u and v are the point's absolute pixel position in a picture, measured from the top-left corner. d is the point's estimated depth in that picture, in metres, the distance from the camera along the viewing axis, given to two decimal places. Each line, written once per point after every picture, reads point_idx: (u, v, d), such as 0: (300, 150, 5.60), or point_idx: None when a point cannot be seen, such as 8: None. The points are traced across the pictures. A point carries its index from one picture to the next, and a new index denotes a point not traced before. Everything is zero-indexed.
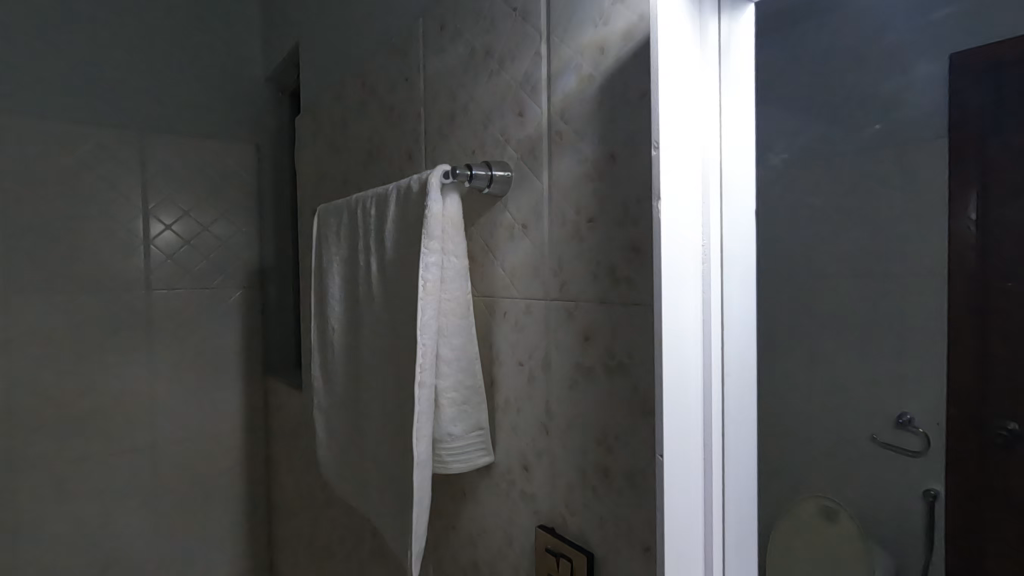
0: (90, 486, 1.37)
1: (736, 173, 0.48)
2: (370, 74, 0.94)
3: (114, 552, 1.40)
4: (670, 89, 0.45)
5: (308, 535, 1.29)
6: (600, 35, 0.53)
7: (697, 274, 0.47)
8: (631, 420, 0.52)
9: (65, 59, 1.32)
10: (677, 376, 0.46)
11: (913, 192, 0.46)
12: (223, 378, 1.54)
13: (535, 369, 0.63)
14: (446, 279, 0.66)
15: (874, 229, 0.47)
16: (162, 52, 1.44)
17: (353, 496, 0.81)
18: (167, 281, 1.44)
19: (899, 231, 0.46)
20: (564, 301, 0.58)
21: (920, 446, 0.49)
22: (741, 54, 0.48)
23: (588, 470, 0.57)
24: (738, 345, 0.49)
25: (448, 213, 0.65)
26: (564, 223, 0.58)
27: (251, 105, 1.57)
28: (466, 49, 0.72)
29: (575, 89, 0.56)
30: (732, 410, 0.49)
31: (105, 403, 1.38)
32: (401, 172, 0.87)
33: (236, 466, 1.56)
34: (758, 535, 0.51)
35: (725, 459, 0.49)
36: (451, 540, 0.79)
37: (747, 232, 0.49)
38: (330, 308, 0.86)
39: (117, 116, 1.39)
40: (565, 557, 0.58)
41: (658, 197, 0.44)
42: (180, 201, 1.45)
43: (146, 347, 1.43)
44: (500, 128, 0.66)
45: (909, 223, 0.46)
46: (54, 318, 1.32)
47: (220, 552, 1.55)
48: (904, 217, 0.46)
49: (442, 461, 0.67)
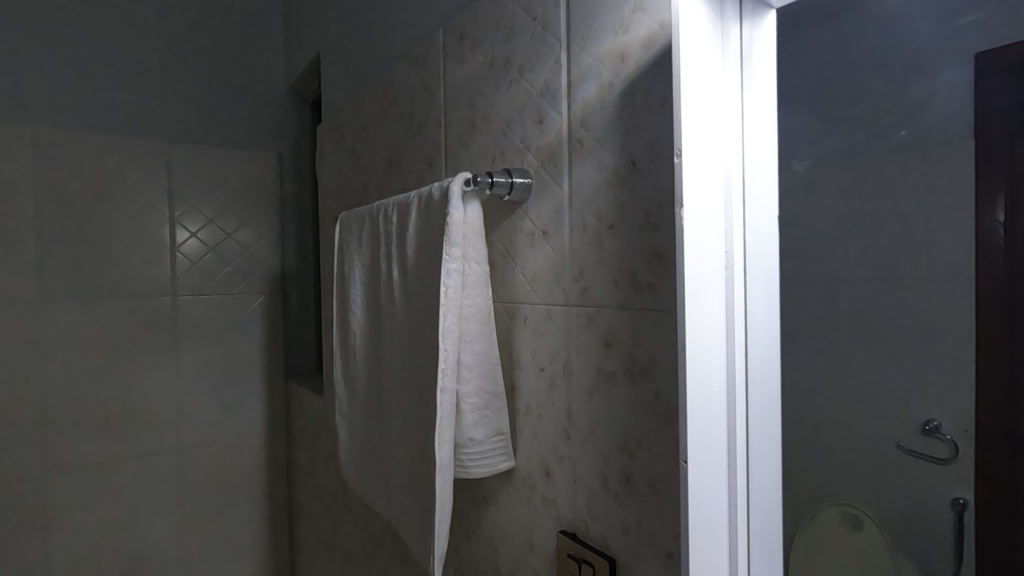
0: (118, 488, 1.40)
1: (757, 181, 0.48)
2: (390, 83, 0.95)
3: (141, 552, 1.43)
4: (694, 96, 0.45)
5: (330, 538, 1.31)
6: (621, 44, 0.53)
7: (720, 281, 0.47)
8: (653, 426, 0.52)
9: (95, 72, 1.37)
10: (701, 384, 0.46)
11: (940, 196, 0.46)
12: (246, 382, 1.57)
13: (556, 375, 0.63)
14: (467, 285, 0.67)
15: (904, 235, 0.47)
16: (188, 65, 1.48)
17: (374, 501, 0.82)
18: (192, 287, 1.48)
19: (928, 235, 0.46)
20: (585, 307, 0.59)
21: (949, 453, 0.48)
22: (762, 62, 0.48)
23: (610, 476, 0.57)
24: (760, 353, 0.49)
25: (468, 220, 0.66)
26: (585, 229, 0.58)
27: (273, 115, 1.61)
28: (486, 57, 0.73)
29: (595, 97, 0.56)
30: (756, 416, 0.49)
31: (133, 406, 1.42)
32: (422, 179, 0.88)
33: (259, 470, 1.59)
34: (784, 537, 0.50)
35: (750, 466, 0.49)
36: (472, 544, 0.79)
37: (769, 238, 0.48)
38: (352, 314, 0.87)
39: (145, 127, 1.43)
40: (587, 563, 0.58)
41: (681, 205, 0.44)
42: (204, 209, 1.49)
43: (172, 352, 1.46)
44: (521, 135, 0.67)
45: (938, 227, 0.46)
46: (85, 323, 1.36)
47: (244, 554, 1.57)
48: (932, 219, 0.46)
49: (463, 466, 0.68)
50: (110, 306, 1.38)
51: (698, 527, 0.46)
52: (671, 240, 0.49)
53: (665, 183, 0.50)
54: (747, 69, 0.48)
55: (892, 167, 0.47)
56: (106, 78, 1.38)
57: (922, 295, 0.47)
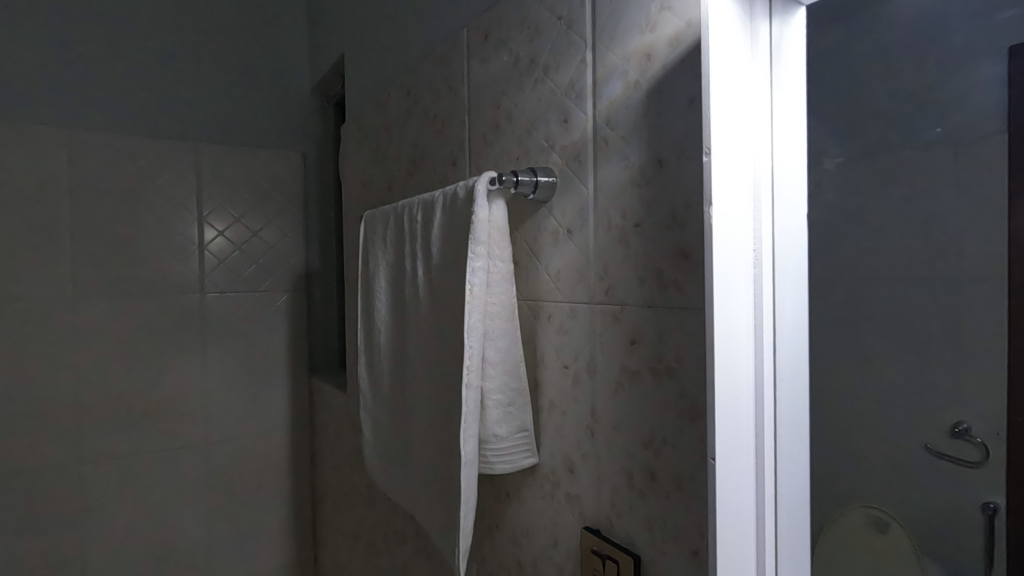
0: (149, 480, 1.44)
1: (786, 180, 0.47)
2: (414, 83, 0.97)
3: (171, 543, 1.47)
4: (723, 95, 0.44)
5: (353, 532, 1.33)
6: (647, 42, 0.53)
7: (748, 279, 0.47)
8: (678, 423, 0.52)
9: (127, 76, 1.41)
10: (728, 383, 0.46)
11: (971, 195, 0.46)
12: (272, 378, 1.60)
13: (580, 372, 0.63)
14: (492, 283, 0.68)
15: (926, 229, 0.47)
16: (215, 67, 1.52)
17: (399, 495, 0.84)
18: (219, 285, 1.51)
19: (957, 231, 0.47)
20: (609, 305, 0.59)
21: (978, 456, 0.48)
22: (792, 59, 0.47)
23: (634, 473, 0.57)
24: (789, 350, 0.48)
25: (493, 218, 0.67)
26: (610, 227, 0.58)
27: (298, 115, 1.64)
28: (510, 58, 0.73)
29: (620, 95, 0.57)
30: (783, 414, 0.48)
31: (164, 400, 1.46)
32: (446, 179, 0.89)
33: (283, 464, 1.62)
34: (812, 522, 0.49)
35: (777, 464, 0.48)
36: (495, 539, 0.80)
37: (797, 233, 0.48)
38: (377, 311, 0.89)
39: (175, 129, 1.47)
40: (611, 559, 0.59)
41: (709, 203, 0.44)
42: (231, 208, 1.52)
43: (201, 348, 1.50)
44: (545, 134, 0.67)
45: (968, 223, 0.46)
46: (118, 319, 1.40)
47: (269, 546, 1.61)
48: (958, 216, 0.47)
49: (487, 461, 0.69)
50: (141, 303, 1.42)
51: (724, 525, 0.46)
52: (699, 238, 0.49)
53: (692, 180, 0.50)
54: (776, 65, 0.47)
55: (925, 161, 0.47)
56: (137, 82, 1.42)
57: (953, 288, 0.47)
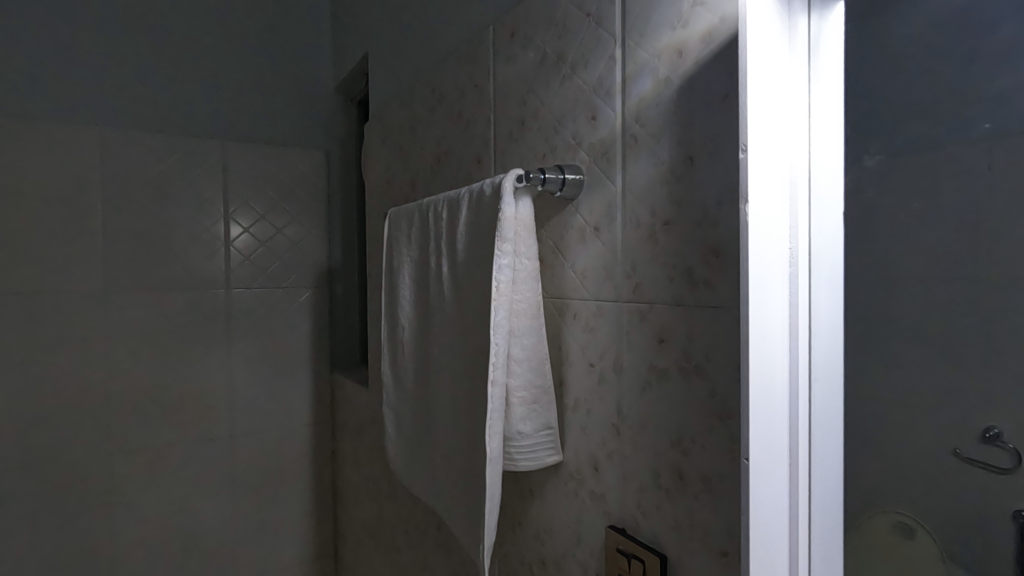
0: (175, 471, 1.47)
1: (822, 181, 0.47)
2: (439, 81, 0.97)
3: (196, 533, 1.50)
4: (761, 90, 0.44)
5: (373, 526, 1.34)
6: (679, 38, 0.53)
7: (784, 278, 0.46)
8: (708, 423, 0.52)
9: (157, 75, 1.44)
10: (763, 384, 0.45)
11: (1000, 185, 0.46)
12: (295, 373, 1.63)
13: (606, 370, 0.63)
14: (518, 280, 0.68)
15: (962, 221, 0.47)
16: (241, 66, 1.54)
17: (422, 490, 0.84)
18: (245, 281, 1.54)
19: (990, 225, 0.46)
20: (637, 302, 0.59)
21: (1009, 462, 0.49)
22: (830, 53, 0.46)
23: (661, 472, 0.57)
24: (824, 350, 0.47)
25: (520, 216, 0.68)
26: (638, 225, 0.58)
27: (321, 114, 1.66)
28: (537, 55, 0.73)
29: (650, 92, 0.56)
30: (817, 415, 0.47)
31: (190, 393, 1.49)
32: (470, 176, 0.89)
33: (305, 458, 1.65)
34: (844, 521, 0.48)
35: (811, 466, 0.48)
36: (518, 535, 0.80)
37: (831, 233, 0.47)
38: (401, 307, 0.89)
39: (201, 127, 1.49)
40: (637, 558, 0.58)
41: (746, 201, 0.43)
42: (256, 205, 1.54)
43: (226, 342, 1.52)
44: (573, 131, 0.67)
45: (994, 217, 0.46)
46: (147, 314, 1.43)
47: (291, 538, 1.63)
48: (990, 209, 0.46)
49: (512, 458, 0.69)
50: (169, 298, 1.45)
51: (757, 526, 0.45)
52: (731, 236, 0.49)
53: (724, 178, 0.49)
54: (813, 61, 0.46)
55: None
56: (167, 81, 1.45)
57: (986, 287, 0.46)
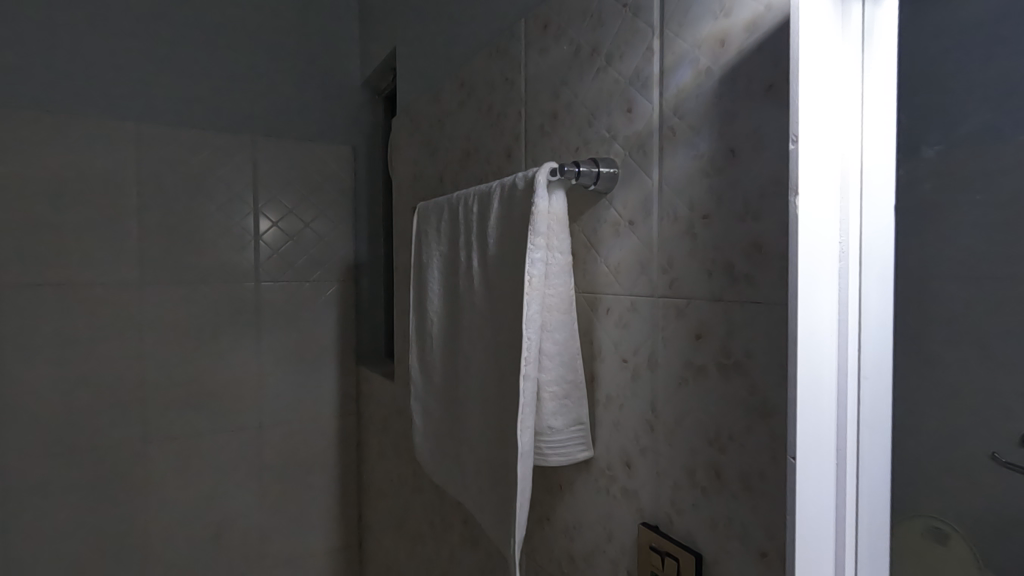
0: (207, 460, 1.51)
1: (875, 176, 0.45)
2: (469, 74, 0.97)
3: (226, 520, 1.53)
4: (812, 79, 0.43)
5: (398, 518, 1.36)
6: (722, 27, 0.52)
7: (833, 273, 0.45)
8: (747, 421, 0.51)
9: (190, 72, 1.47)
10: (810, 381, 0.44)
11: None
12: (322, 366, 1.65)
13: (640, 366, 0.62)
14: (550, 275, 0.67)
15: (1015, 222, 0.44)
16: (270, 63, 1.57)
17: (450, 482, 0.85)
18: (273, 274, 1.56)
19: None
20: (673, 298, 0.58)
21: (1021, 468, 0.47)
22: (886, 36, 0.44)
23: (697, 470, 0.56)
24: (875, 348, 0.45)
25: (553, 210, 0.67)
26: (676, 218, 0.57)
27: (348, 109, 1.68)
28: (571, 47, 0.72)
29: (690, 83, 0.55)
30: (867, 414, 0.46)
31: (219, 384, 1.51)
32: (500, 171, 0.89)
33: (331, 449, 1.67)
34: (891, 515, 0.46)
35: (859, 466, 0.46)
36: (546, 530, 0.80)
37: (884, 225, 0.45)
38: (430, 301, 0.90)
39: (232, 123, 1.52)
40: (671, 556, 0.58)
41: (795, 193, 0.43)
42: (285, 199, 1.56)
43: (255, 335, 1.55)
44: (607, 124, 0.66)
45: None
46: (180, 306, 1.46)
47: (317, 527, 1.66)
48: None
49: (542, 453, 0.69)
50: (200, 290, 1.48)
51: (803, 524, 0.44)
52: (774, 229, 0.48)
53: (767, 170, 0.48)
54: (867, 45, 0.44)
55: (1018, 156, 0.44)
56: (199, 78, 1.48)
57: None
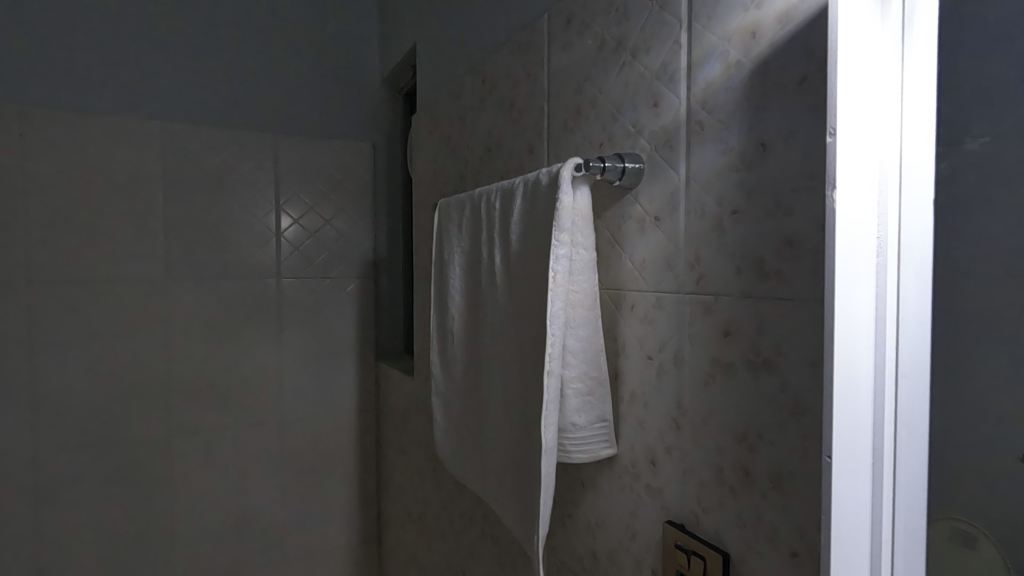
0: (229, 454, 1.53)
1: (914, 171, 0.44)
2: (490, 71, 0.97)
3: (248, 513, 1.56)
4: (850, 70, 0.42)
5: (417, 513, 1.37)
6: (753, 20, 0.51)
7: (871, 269, 0.44)
8: (778, 419, 0.50)
9: (214, 72, 1.50)
10: (847, 379, 0.43)
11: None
12: (342, 362, 1.66)
13: (665, 363, 0.62)
14: (575, 271, 0.67)
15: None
16: (291, 62, 1.58)
17: (472, 478, 0.85)
18: (294, 271, 1.57)
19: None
20: (701, 294, 0.57)
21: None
22: (926, 27, 0.43)
23: (725, 469, 0.55)
24: (914, 346, 0.45)
25: (578, 206, 0.66)
26: (704, 214, 0.56)
27: (368, 107, 1.69)
28: (595, 42, 0.72)
29: (719, 76, 0.54)
30: (904, 412, 0.45)
31: (242, 379, 1.54)
32: (522, 167, 0.89)
33: (351, 444, 1.69)
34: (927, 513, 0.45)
35: (896, 466, 0.45)
36: (569, 527, 0.80)
37: (923, 221, 0.44)
38: (451, 297, 0.90)
39: (254, 122, 1.54)
40: (697, 555, 0.57)
41: (833, 186, 0.42)
42: (306, 197, 1.58)
43: (277, 331, 1.57)
44: (633, 119, 0.66)
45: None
46: (204, 302, 1.48)
47: (337, 521, 1.68)
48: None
49: (565, 450, 0.68)
50: (223, 286, 1.50)
51: (839, 524, 0.44)
52: (806, 223, 0.47)
53: (800, 162, 0.47)
54: (908, 36, 0.43)
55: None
56: (222, 78, 1.50)
57: None
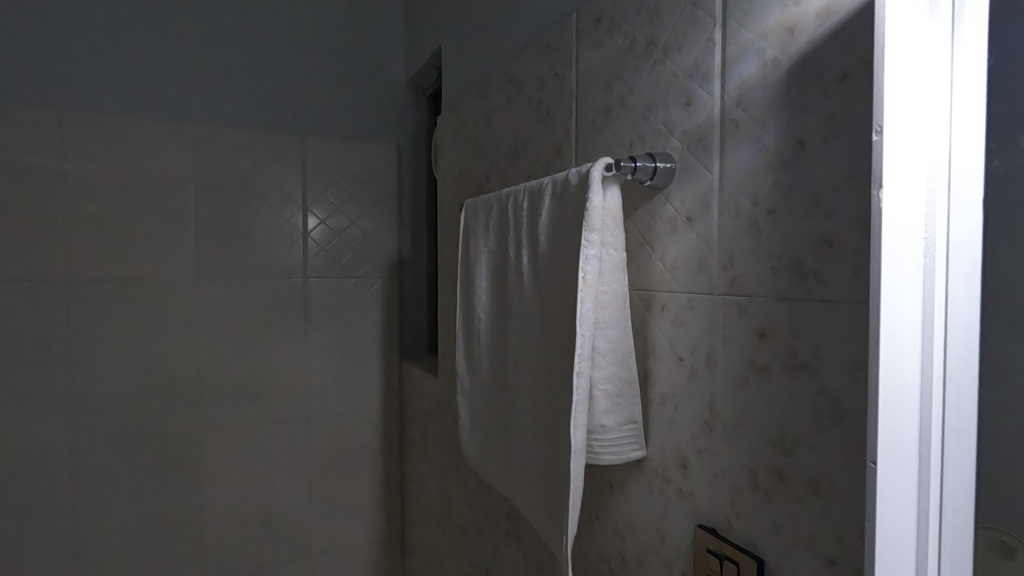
0: (257, 449, 1.56)
1: (962, 173, 0.43)
2: (517, 71, 0.97)
3: (275, 508, 1.59)
4: (896, 67, 0.41)
5: (441, 511, 1.38)
6: (791, 16, 0.50)
7: (918, 271, 0.43)
8: (816, 423, 0.49)
9: (244, 76, 1.53)
10: (892, 385, 0.42)
11: None
12: (367, 360, 1.68)
13: (697, 365, 0.61)
14: (604, 271, 0.67)
15: None
16: (318, 65, 1.61)
17: (498, 478, 0.85)
18: (320, 270, 1.60)
19: None
20: (736, 296, 0.56)
21: None
22: (976, 23, 0.42)
23: (759, 473, 0.54)
24: (960, 348, 0.44)
25: (608, 206, 0.66)
26: (738, 213, 0.56)
27: (393, 108, 1.70)
28: (625, 40, 0.71)
29: (755, 74, 0.54)
30: (952, 419, 0.44)
31: (270, 377, 1.56)
32: (549, 167, 0.89)
33: (376, 441, 1.71)
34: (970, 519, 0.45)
35: (944, 473, 0.44)
36: (596, 529, 0.80)
37: (971, 222, 0.43)
38: (478, 298, 0.90)
39: (282, 124, 1.57)
40: (730, 560, 0.56)
41: (878, 185, 0.41)
42: (332, 197, 1.60)
43: (304, 329, 1.59)
44: (664, 118, 0.65)
45: None
46: (234, 301, 1.51)
47: (361, 519, 1.70)
48: None
49: (594, 451, 0.68)
50: (252, 285, 1.53)
51: (883, 532, 0.43)
52: (847, 224, 0.46)
53: (842, 161, 0.46)
54: (958, 31, 0.42)
55: None
56: (252, 82, 1.54)
57: None
